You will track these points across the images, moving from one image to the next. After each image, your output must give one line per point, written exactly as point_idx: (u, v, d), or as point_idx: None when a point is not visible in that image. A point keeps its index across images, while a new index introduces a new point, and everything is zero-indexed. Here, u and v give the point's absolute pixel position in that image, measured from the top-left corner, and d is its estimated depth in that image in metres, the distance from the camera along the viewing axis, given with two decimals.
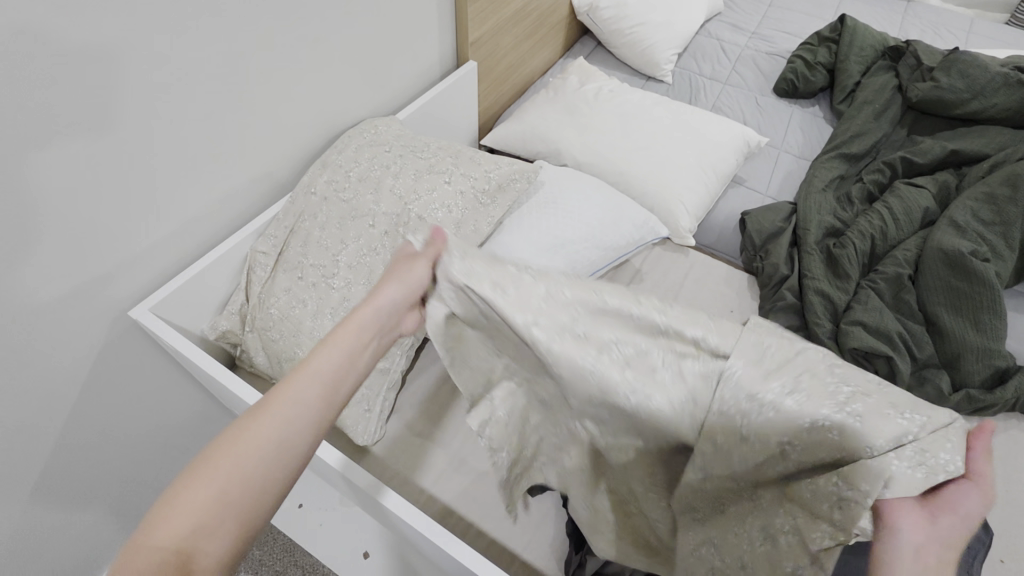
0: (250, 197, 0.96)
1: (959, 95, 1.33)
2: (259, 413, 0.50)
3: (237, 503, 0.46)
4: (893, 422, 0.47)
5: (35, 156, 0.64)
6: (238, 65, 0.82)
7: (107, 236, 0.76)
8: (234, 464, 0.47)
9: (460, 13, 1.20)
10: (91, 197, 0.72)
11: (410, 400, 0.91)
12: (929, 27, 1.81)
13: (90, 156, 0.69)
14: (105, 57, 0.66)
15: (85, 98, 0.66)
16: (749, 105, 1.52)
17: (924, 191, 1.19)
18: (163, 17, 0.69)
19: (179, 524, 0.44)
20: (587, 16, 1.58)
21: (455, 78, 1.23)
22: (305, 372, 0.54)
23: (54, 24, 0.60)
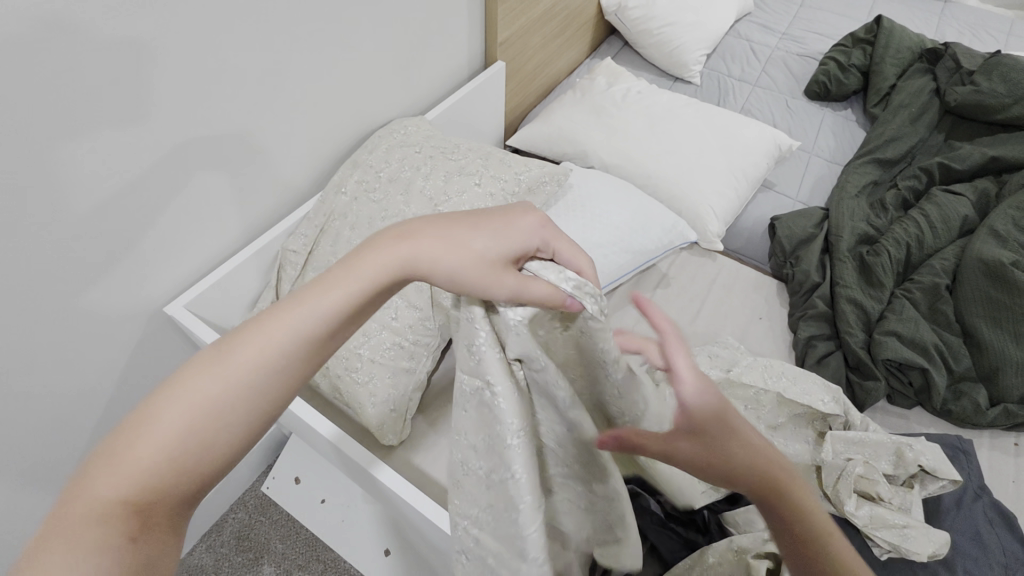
0: (281, 195, 0.97)
1: (1000, 99, 1.29)
2: (226, 357, 0.46)
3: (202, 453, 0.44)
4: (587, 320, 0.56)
5: (69, 149, 0.65)
6: (269, 64, 0.83)
7: (141, 229, 0.77)
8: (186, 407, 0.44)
9: (489, 13, 1.20)
10: (123, 191, 0.72)
11: (435, 400, 0.92)
12: (967, 29, 1.76)
13: (122, 154, 0.70)
14: (140, 51, 0.67)
15: (117, 94, 0.67)
16: (779, 107, 1.49)
17: (963, 199, 1.16)
18: (196, 11, 0.70)
19: (140, 466, 0.41)
20: (615, 16, 1.57)
21: (483, 79, 1.22)
22: (290, 317, 0.49)
23: (87, 17, 0.61)
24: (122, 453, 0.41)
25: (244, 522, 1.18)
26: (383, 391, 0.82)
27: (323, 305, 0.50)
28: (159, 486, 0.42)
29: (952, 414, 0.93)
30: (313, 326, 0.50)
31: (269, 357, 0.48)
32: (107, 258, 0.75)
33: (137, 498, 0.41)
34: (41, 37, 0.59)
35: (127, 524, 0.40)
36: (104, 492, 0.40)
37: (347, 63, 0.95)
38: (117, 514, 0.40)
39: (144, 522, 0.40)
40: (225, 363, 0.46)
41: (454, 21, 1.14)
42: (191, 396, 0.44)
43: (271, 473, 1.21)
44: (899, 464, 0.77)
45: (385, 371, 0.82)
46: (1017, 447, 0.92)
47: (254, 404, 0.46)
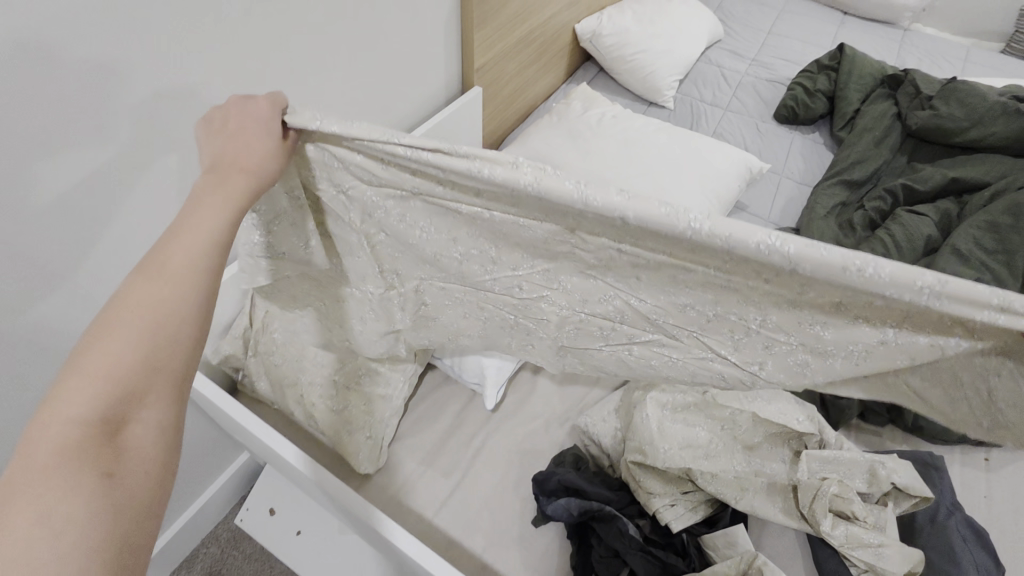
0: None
1: (958, 123, 1.34)
2: (141, 281, 0.46)
3: (155, 369, 0.44)
4: (655, 208, 0.53)
5: (38, 167, 0.65)
6: (243, 85, 0.83)
7: (103, 245, 0.76)
8: (120, 339, 0.43)
9: (466, 41, 1.22)
10: (87, 210, 0.72)
11: (411, 426, 0.92)
12: (927, 56, 1.84)
13: (91, 170, 0.70)
14: (114, 68, 0.67)
15: (87, 112, 0.67)
16: (750, 131, 1.54)
17: (926, 218, 1.19)
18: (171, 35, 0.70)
19: (93, 384, 0.41)
20: (590, 43, 1.61)
21: (460, 104, 1.24)
22: (188, 232, 0.49)
23: (58, 37, 0.61)
24: (61, 397, 0.40)
25: (215, 556, 1.15)
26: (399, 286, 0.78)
27: (216, 218, 0.51)
28: (117, 418, 0.41)
29: (925, 431, 0.93)
30: (218, 234, 0.50)
31: (182, 267, 0.48)
32: (71, 272, 0.74)
33: (104, 426, 0.41)
34: (12, 58, 0.58)
35: (97, 458, 0.39)
36: (64, 428, 0.39)
37: (323, 86, 0.96)
38: (88, 451, 0.39)
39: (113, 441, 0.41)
40: (145, 290, 0.46)
41: (432, 47, 1.16)
42: (122, 329, 0.44)
43: (243, 505, 1.16)
44: (873, 482, 0.78)
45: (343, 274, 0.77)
46: (987, 463, 0.94)
47: (187, 309, 0.46)
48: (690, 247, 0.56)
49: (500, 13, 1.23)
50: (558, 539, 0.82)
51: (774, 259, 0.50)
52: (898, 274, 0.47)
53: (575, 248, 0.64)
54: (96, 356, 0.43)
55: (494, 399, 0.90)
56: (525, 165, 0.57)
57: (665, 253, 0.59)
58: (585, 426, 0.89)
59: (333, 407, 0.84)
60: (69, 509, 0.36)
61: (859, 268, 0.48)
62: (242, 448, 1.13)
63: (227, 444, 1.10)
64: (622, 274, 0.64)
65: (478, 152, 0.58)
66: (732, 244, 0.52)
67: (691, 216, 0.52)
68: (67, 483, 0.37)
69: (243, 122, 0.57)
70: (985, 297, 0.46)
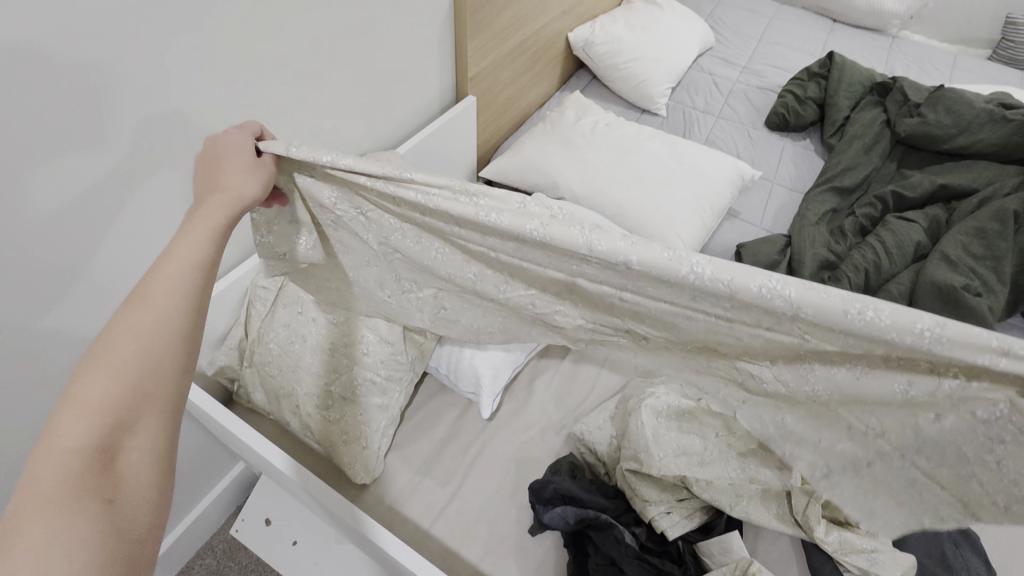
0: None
1: (946, 130, 1.36)
2: (133, 306, 0.47)
3: (150, 396, 0.45)
4: (656, 251, 0.55)
5: (37, 176, 0.65)
6: (239, 95, 0.83)
7: (100, 255, 0.76)
8: (112, 368, 0.44)
9: (460, 50, 1.23)
10: (84, 220, 0.72)
11: (408, 436, 0.92)
12: (915, 63, 1.87)
13: (85, 179, 0.70)
14: (111, 78, 0.67)
15: (86, 121, 0.67)
16: (741, 138, 1.55)
17: (915, 225, 1.21)
18: (167, 46, 0.71)
19: (91, 411, 0.42)
20: (583, 51, 1.62)
21: (454, 113, 1.24)
22: (177, 258, 0.50)
23: (57, 47, 0.61)
24: (58, 426, 0.40)
25: (210, 568, 1.14)
26: (418, 291, 0.79)
27: (203, 245, 0.52)
28: (113, 447, 0.42)
29: None
30: (205, 260, 0.51)
31: (174, 293, 0.48)
32: (67, 282, 0.74)
33: (101, 455, 0.41)
34: (11, 68, 0.58)
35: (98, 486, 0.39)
36: (64, 457, 0.39)
37: (318, 96, 0.97)
38: (88, 480, 0.39)
39: (110, 469, 0.41)
40: (133, 317, 0.46)
41: (425, 56, 1.17)
42: (114, 357, 0.44)
43: (239, 516, 1.16)
44: None
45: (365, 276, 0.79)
46: None
47: (178, 335, 0.47)
48: (691, 294, 0.57)
49: (493, 23, 1.24)
50: (554, 547, 0.83)
51: (774, 303, 0.51)
52: (896, 318, 0.48)
53: (576, 282, 0.64)
54: (88, 384, 0.43)
55: (489, 408, 0.91)
56: (532, 204, 0.61)
57: (668, 299, 0.59)
58: (581, 434, 0.90)
59: (329, 417, 0.84)
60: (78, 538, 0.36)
61: (858, 312, 0.49)
62: (237, 458, 1.13)
63: (222, 454, 1.10)
64: (625, 314, 0.65)
65: (495, 190, 0.62)
66: (732, 288, 0.53)
67: (693, 262, 0.54)
68: (71, 513, 0.37)
69: (228, 158, 0.60)
70: (985, 340, 0.46)
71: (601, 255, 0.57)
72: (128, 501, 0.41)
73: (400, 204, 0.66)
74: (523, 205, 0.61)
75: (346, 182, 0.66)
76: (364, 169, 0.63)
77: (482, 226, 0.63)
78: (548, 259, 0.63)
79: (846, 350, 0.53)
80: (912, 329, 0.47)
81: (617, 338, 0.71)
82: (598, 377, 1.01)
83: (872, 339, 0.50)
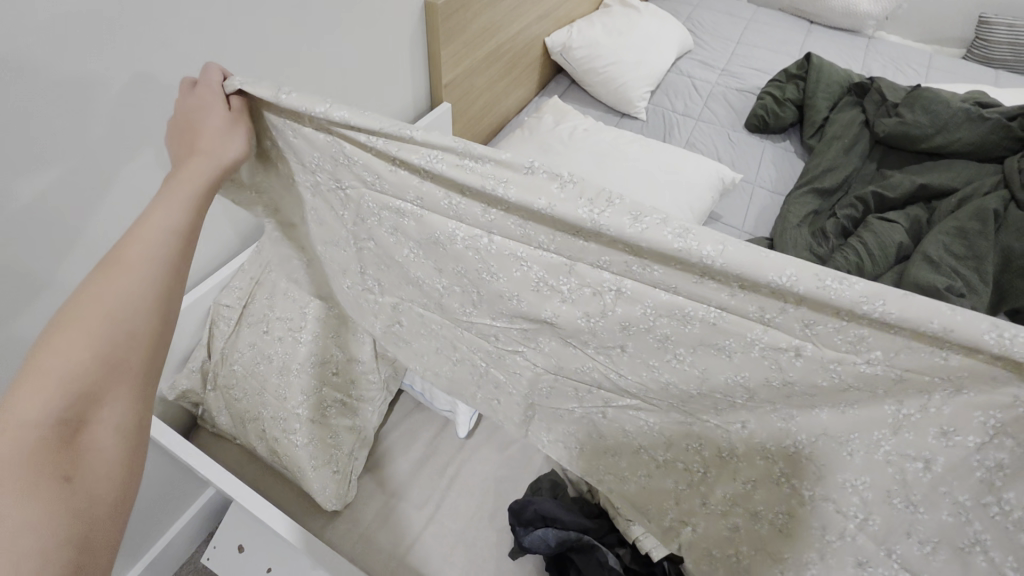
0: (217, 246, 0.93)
1: (924, 130, 1.36)
2: (100, 279, 0.45)
3: (118, 368, 0.43)
4: (666, 236, 0.49)
5: (12, 182, 0.64)
6: None
7: (66, 265, 0.74)
8: (79, 340, 0.42)
9: (432, 56, 1.19)
10: (53, 229, 0.70)
11: (383, 457, 0.89)
12: (891, 64, 1.87)
13: (40, 190, 0.67)
14: (82, 86, 0.66)
15: (63, 127, 0.66)
16: (722, 140, 1.54)
17: (897, 226, 1.19)
18: (131, 56, 0.69)
19: (52, 384, 0.40)
20: (561, 56, 1.60)
21: (430, 120, 1.21)
22: (146, 226, 0.49)
23: (32, 55, 0.60)
24: (17, 398, 0.39)
25: None
26: (379, 295, 0.80)
27: (175, 215, 0.50)
28: (77, 419, 0.40)
29: None
30: (176, 230, 0.50)
31: (143, 266, 0.47)
32: (22, 301, 0.71)
33: (62, 428, 0.40)
34: None
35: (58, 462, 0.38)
36: (22, 430, 0.38)
37: None
38: (48, 454, 0.38)
39: (72, 443, 0.40)
40: (101, 289, 0.45)
41: (397, 63, 1.13)
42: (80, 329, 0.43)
43: (212, 543, 1.11)
44: None
45: (336, 260, 0.78)
46: None
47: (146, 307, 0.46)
48: (700, 271, 0.52)
49: (467, 28, 1.21)
50: (536, 571, 0.79)
51: (784, 287, 0.47)
52: (907, 312, 0.44)
53: (574, 266, 0.60)
54: (54, 357, 0.42)
55: (466, 427, 0.88)
56: (538, 166, 0.54)
57: (676, 279, 0.54)
58: None
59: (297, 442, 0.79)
60: (32, 519, 0.35)
61: (870, 300, 0.45)
62: (207, 483, 1.08)
63: (191, 480, 1.05)
64: (628, 312, 0.61)
65: (501, 153, 0.54)
66: (743, 273, 0.48)
67: (707, 248, 0.48)
68: (26, 492, 0.36)
69: (191, 117, 0.57)
70: (989, 343, 0.42)
71: (599, 231, 0.53)
72: (90, 474, 0.39)
73: (399, 166, 0.60)
74: (530, 171, 0.54)
75: (345, 147, 0.61)
76: (364, 126, 0.57)
77: (483, 195, 0.58)
78: (553, 237, 0.58)
79: (850, 339, 0.50)
80: (923, 316, 0.44)
81: (603, 346, 0.67)
82: None
83: (885, 323, 0.46)
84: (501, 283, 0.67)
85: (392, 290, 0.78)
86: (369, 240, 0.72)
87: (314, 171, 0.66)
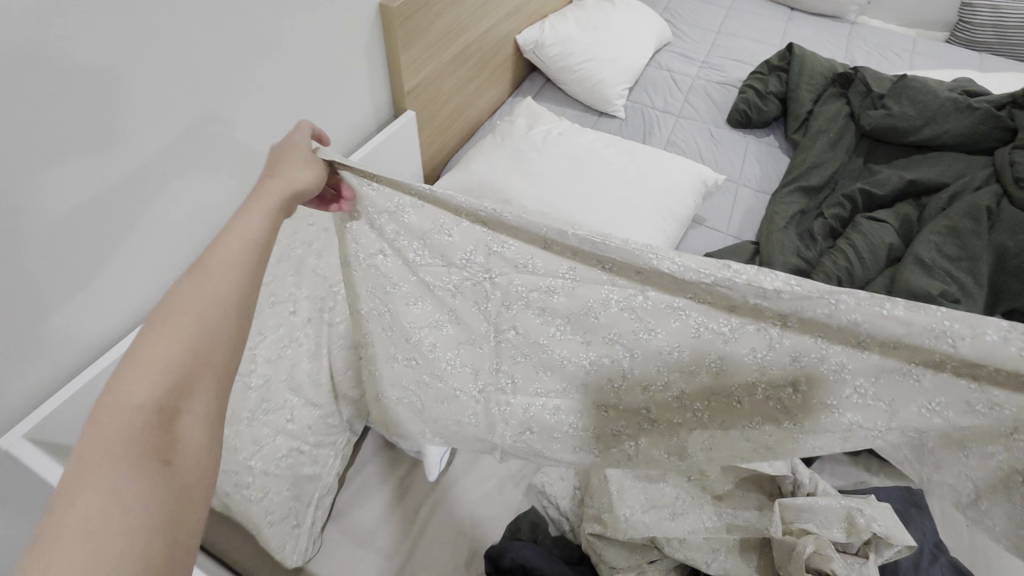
0: (162, 281, 0.86)
1: (911, 122, 1.31)
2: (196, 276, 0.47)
3: (205, 360, 0.45)
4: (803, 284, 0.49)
5: (44, 174, 0.65)
6: (159, 115, 0.74)
7: (91, 263, 0.75)
8: (181, 319, 0.45)
9: (393, 62, 1.12)
10: (90, 223, 0.72)
11: (350, 501, 0.84)
12: (875, 51, 1.81)
13: (75, 184, 0.68)
14: (111, 84, 0.67)
15: (92, 120, 0.67)
16: (703, 138, 1.48)
17: (887, 226, 1.14)
18: (140, 50, 0.68)
19: (153, 372, 0.42)
20: (533, 53, 1.53)
21: (393, 130, 1.14)
22: (237, 231, 0.51)
23: (61, 45, 0.61)
24: (125, 384, 0.41)
25: None
26: (510, 395, 0.73)
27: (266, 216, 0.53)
28: (172, 406, 0.42)
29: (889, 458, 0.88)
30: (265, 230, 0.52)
31: (233, 264, 0.49)
32: (41, 306, 0.71)
33: (159, 415, 0.41)
34: (21, 66, 0.59)
35: (159, 444, 0.40)
36: (129, 415, 0.40)
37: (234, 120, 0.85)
38: (147, 438, 0.40)
39: (169, 430, 0.41)
40: (197, 285, 0.47)
41: (355, 71, 1.06)
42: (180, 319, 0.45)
43: None
44: (852, 530, 0.71)
45: (463, 359, 0.73)
46: None
47: (233, 301, 0.47)
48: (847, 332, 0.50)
49: (429, 31, 1.14)
50: None
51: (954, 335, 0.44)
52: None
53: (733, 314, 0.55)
54: (160, 347, 0.44)
55: (436, 469, 0.83)
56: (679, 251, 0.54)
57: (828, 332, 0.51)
58: (542, 486, 0.83)
59: (252, 496, 0.73)
60: (138, 489, 0.37)
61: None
62: None
63: None
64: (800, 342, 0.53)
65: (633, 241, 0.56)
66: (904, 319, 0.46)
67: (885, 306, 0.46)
68: (133, 466, 0.38)
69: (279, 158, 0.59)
70: None
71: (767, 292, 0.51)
72: (182, 462, 0.41)
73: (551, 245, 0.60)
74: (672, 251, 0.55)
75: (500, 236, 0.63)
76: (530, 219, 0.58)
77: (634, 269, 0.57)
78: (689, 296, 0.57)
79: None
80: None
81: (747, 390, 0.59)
82: None
83: None
84: (657, 340, 0.61)
85: (528, 389, 0.71)
86: (511, 330, 0.69)
87: (458, 272, 0.68)
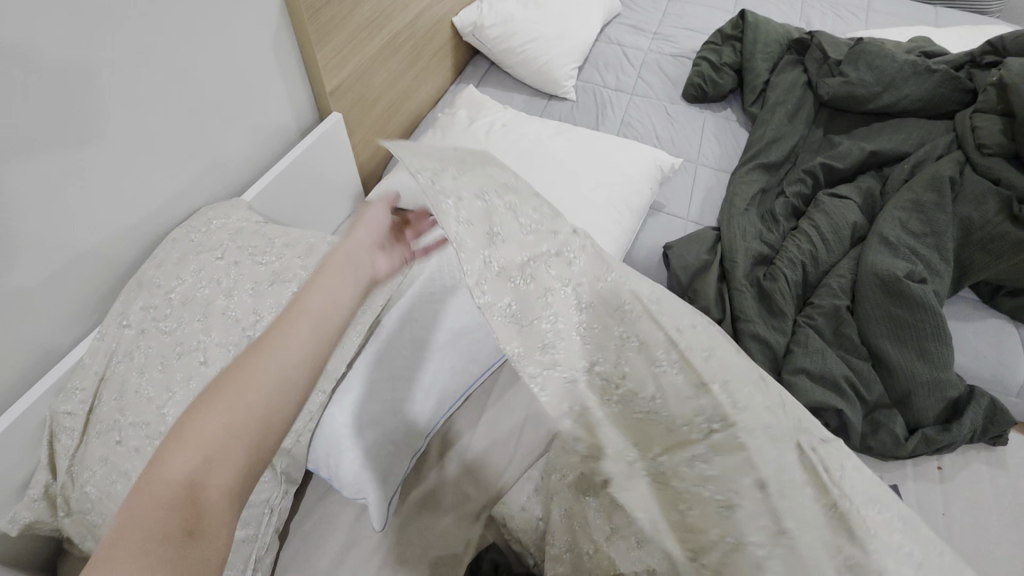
0: (88, 308, 0.78)
1: (870, 89, 1.25)
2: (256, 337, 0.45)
3: (241, 432, 0.42)
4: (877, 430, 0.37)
5: (20, 169, 0.63)
6: (78, 124, 0.67)
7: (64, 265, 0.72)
8: (230, 388, 0.43)
9: (309, 59, 1.00)
10: (66, 220, 0.70)
11: (294, 555, 0.77)
12: (829, 11, 1.75)
13: (58, 176, 0.67)
14: (87, 76, 0.67)
15: (62, 117, 0.66)
16: (658, 118, 1.41)
17: (850, 202, 1.10)
18: (83, 44, 0.65)
19: (190, 443, 0.40)
20: (473, 36, 1.43)
21: (317, 136, 1.04)
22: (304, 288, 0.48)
23: (38, 42, 0.61)
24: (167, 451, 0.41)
25: None
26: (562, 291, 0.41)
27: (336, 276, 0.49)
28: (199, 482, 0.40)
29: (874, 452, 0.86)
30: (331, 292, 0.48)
31: (290, 329, 0.45)
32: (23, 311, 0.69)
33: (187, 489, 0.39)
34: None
35: (183, 520, 0.38)
36: (162, 485, 0.39)
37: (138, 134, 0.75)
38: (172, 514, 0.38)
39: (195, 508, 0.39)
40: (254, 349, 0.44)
41: (269, 69, 0.95)
42: (235, 385, 0.43)
43: None
44: None
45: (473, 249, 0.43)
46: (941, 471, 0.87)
47: (287, 375, 0.44)
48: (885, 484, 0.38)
49: (349, 20, 1.03)
50: None
51: None
52: None
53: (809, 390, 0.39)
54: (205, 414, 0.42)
55: (381, 518, 0.76)
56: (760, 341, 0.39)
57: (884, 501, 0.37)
58: (502, 518, 0.77)
59: None
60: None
61: None
62: None
63: None
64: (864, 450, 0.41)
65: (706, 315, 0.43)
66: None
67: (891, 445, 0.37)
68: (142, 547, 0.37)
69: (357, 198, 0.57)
70: None
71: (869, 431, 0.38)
72: (200, 544, 0.38)
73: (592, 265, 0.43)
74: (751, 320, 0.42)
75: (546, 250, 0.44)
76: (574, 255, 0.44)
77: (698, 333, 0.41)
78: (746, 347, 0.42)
79: None
80: None
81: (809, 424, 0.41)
82: (519, 439, 0.88)
83: None
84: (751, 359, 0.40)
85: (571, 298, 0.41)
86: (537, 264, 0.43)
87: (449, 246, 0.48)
